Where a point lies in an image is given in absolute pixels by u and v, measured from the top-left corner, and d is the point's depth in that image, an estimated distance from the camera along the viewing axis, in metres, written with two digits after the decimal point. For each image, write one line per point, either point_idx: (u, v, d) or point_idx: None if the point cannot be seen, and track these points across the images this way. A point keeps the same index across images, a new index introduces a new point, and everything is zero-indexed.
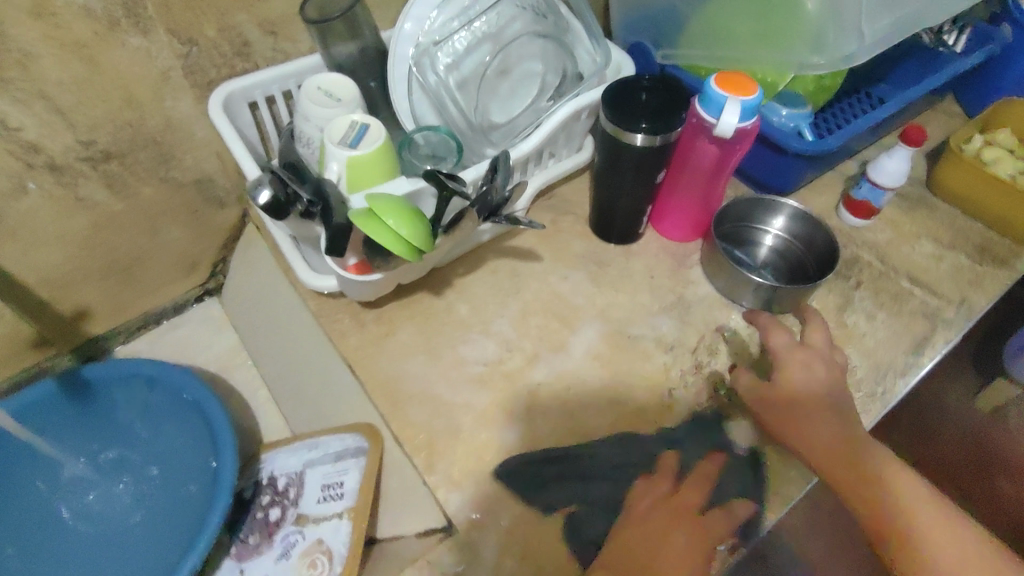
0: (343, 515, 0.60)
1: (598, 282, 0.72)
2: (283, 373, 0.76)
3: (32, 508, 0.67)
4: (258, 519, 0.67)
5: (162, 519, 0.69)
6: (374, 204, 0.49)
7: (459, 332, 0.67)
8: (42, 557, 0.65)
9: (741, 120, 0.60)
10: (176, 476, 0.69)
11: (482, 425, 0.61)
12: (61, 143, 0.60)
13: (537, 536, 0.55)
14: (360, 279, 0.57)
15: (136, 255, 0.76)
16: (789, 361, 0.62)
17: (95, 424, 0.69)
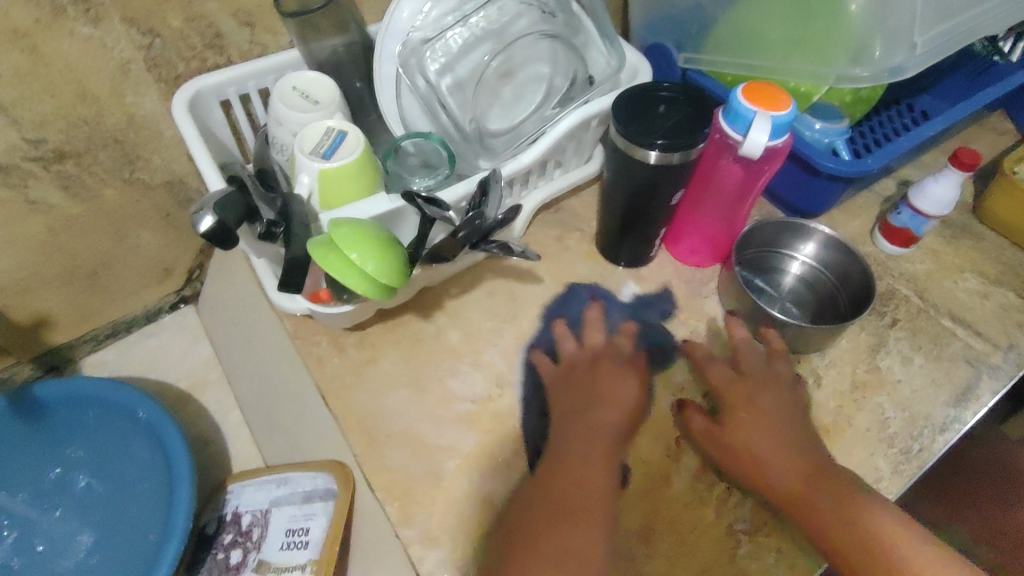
0: (306, 567, 0.54)
1: (606, 309, 0.65)
2: (256, 396, 0.69)
3: None
4: (218, 560, 0.60)
5: (102, 557, 0.63)
6: (336, 233, 0.42)
7: (447, 362, 0.60)
8: None
9: (772, 137, 0.52)
10: (132, 504, 0.63)
11: (467, 473, 0.54)
12: (4, 141, 0.54)
13: None
14: (330, 308, 0.52)
15: (103, 258, 0.69)
16: (736, 398, 0.55)
17: (48, 444, 0.63)
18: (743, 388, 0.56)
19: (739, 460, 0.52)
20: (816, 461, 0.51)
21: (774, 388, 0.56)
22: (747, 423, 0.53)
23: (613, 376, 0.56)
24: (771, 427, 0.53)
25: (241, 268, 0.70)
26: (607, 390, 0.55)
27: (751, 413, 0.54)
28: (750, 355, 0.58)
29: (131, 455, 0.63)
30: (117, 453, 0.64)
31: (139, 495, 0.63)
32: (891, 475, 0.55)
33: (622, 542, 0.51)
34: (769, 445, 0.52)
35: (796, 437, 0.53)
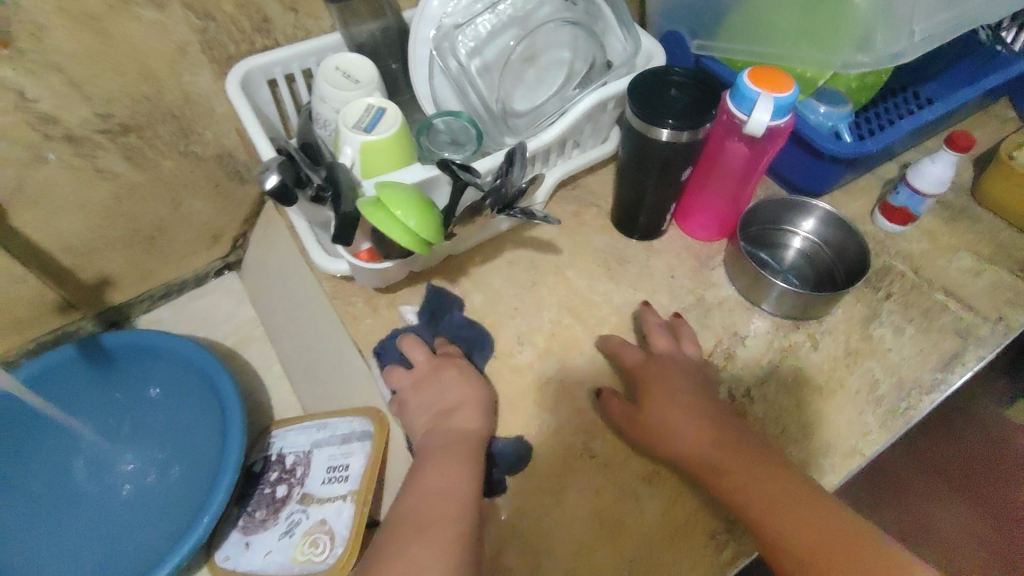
0: (347, 497, 0.61)
1: (616, 278, 0.70)
2: (296, 353, 0.76)
3: (49, 465, 0.68)
4: (265, 494, 0.66)
5: (163, 489, 0.70)
6: (382, 194, 0.48)
7: (471, 322, 0.66)
8: (55, 508, 0.68)
9: (775, 117, 0.57)
10: (189, 444, 0.70)
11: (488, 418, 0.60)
12: (78, 115, 0.61)
13: (538, 531, 0.55)
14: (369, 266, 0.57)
15: (160, 224, 0.75)
16: (648, 378, 0.59)
17: (111, 388, 0.70)
18: (656, 368, 0.60)
19: (654, 440, 0.56)
20: (721, 430, 0.55)
21: (675, 370, 0.59)
22: (657, 403, 0.57)
23: (459, 376, 0.59)
24: (678, 402, 0.57)
25: (283, 235, 0.76)
26: (464, 391, 0.58)
27: (661, 392, 0.58)
28: (660, 336, 0.63)
29: (187, 400, 0.69)
30: (175, 399, 0.71)
31: (194, 438, 0.70)
32: (877, 430, 0.60)
33: (629, 481, 0.58)
34: (679, 422, 0.55)
35: (703, 408, 0.56)
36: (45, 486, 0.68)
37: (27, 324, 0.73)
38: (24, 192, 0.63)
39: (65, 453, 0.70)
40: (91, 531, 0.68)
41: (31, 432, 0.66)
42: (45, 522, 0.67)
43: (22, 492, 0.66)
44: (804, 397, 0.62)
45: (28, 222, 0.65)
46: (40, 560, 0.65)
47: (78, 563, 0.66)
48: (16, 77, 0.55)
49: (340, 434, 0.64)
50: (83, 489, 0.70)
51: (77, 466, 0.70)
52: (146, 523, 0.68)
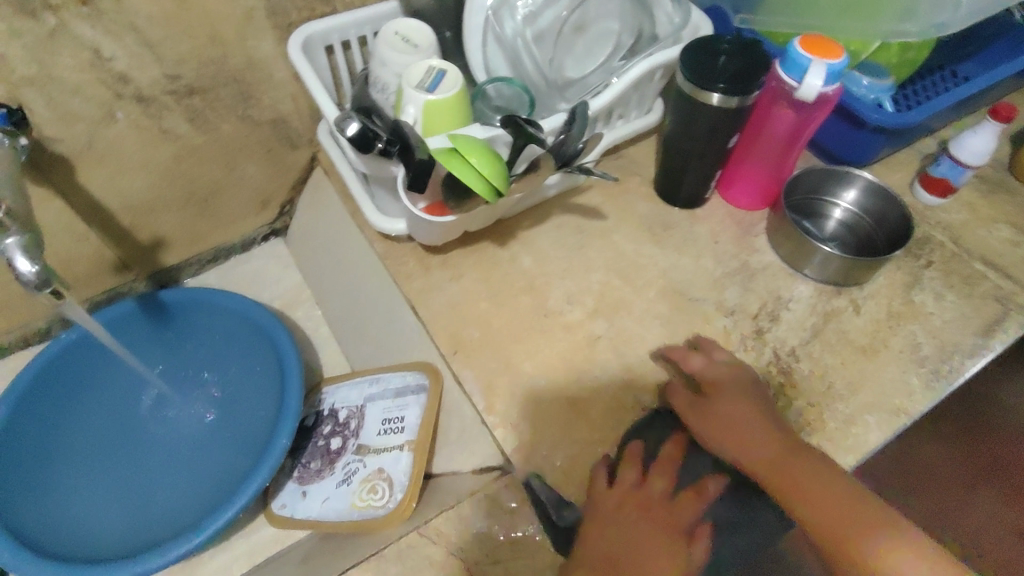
0: (404, 446, 0.61)
1: (661, 243, 0.71)
2: (343, 315, 0.78)
3: (113, 416, 0.70)
4: (319, 446, 0.68)
5: (220, 440, 0.71)
6: (456, 143, 0.51)
7: (521, 281, 0.68)
8: (118, 456, 0.69)
9: (825, 83, 0.58)
10: (243, 398, 0.71)
11: (543, 371, 0.62)
12: (149, 76, 0.63)
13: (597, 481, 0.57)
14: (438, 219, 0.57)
15: (213, 187, 0.77)
16: (715, 377, 0.58)
17: (169, 343, 0.72)
18: (722, 369, 0.59)
19: (713, 430, 0.55)
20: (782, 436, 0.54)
21: (741, 376, 0.58)
22: (725, 402, 0.56)
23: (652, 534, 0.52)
24: (740, 403, 0.56)
25: (333, 201, 0.78)
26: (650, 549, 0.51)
27: (727, 391, 0.57)
28: (720, 350, 0.61)
29: (243, 354, 0.71)
30: (230, 354, 0.72)
31: (249, 391, 0.71)
32: (922, 390, 0.62)
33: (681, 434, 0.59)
34: (744, 416, 0.55)
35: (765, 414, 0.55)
36: (109, 435, 0.70)
37: (86, 281, 0.76)
38: (93, 149, 0.65)
39: (124, 404, 0.71)
40: (152, 479, 0.69)
41: (95, 381, 0.69)
42: (109, 469, 0.68)
43: (86, 438, 0.68)
44: (850, 357, 0.63)
45: (95, 179, 0.67)
46: (104, 505, 0.66)
47: (138, 507, 0.67)
48: (95, 35, 0.57)
49: (394, 387, 0.66)
50: (141, 438, 0.71)
51: (136, 417, 0.72)
52: (204, 474, 0.69)
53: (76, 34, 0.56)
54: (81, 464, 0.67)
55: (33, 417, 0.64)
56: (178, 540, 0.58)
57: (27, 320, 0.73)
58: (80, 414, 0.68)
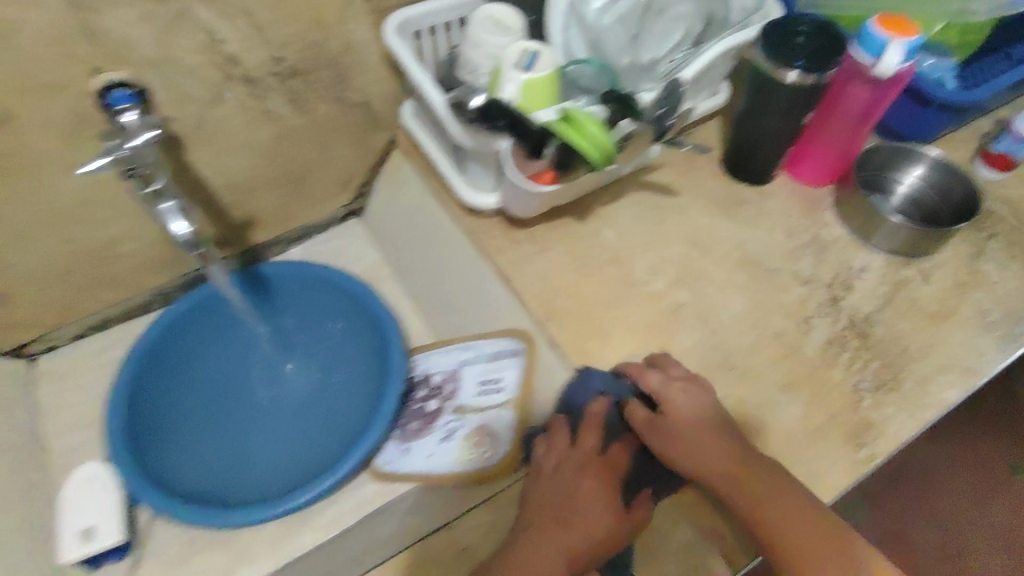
0: (504, 405, 0.69)
1: (733, 218, 0.76)
2: (428, 288, 0.82)
3: (228, 382, 0.75)
4: (417, 408, 0.75)
5: (330, 398, 0.75)
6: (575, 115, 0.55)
7: (606, 255, 0.73)
8: (239, 417, 0.74)
9: (902, 60, 0.62)
10: (349, 356, 0.76)
11: (633, 334, 0.67)
12: (257, 58, 0.67)
13: None
14: (545, 188, 0.62)
15: (304, 168, 0.82)
16: (672, 396, 0.57)
17: (273, 311, 0.76)
18: (680, 386, 0.58)
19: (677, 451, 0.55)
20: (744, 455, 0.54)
21: (702, 395, 0.57)
22: (686, 420, 0.56)
23: (591, 492, 0.56)
24: (700, 420, 0.56)
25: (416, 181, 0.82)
26: (598, 508, 0.55)
27: (682, 407, 0.57)
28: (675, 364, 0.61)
29: (343, 318, 0.75)
30: (331, 318, 0.76)
31: (353, 351, 0.75)
32: (992, 352, 0.65)
33: (765, 390, 0.64)
34: (704, 436, 0.55)
35: (727, 431, 0.56)
36: (228, 400, 0.74)
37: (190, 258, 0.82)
38: (205, 129, 0.70)
39: (236, 371, 0.76)
40: (273, 438, 0.74)
41: (209, 349, 0.74)
42: (232, 430, 0.73)
43: (207, 403, 0.73)
44: (920, 322, 0.67)
45: (203, 159, 0.72)
46: (234, 462, 0.71)
47: (266, 462, 0.72)
48: (213, 19, 0.61)
49: (489, 352, 0.72)
50: (246, 391, 0.75)
51: (241, 371, 0.76)
52: (321, 430, 0.74)
53: (194, 19, 0.60)
54: (194, 414, 0.72)
55: (153, 373, 0.69)
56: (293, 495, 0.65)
57: (136, 291, 0.80)
58: (199, 380, 0.73)
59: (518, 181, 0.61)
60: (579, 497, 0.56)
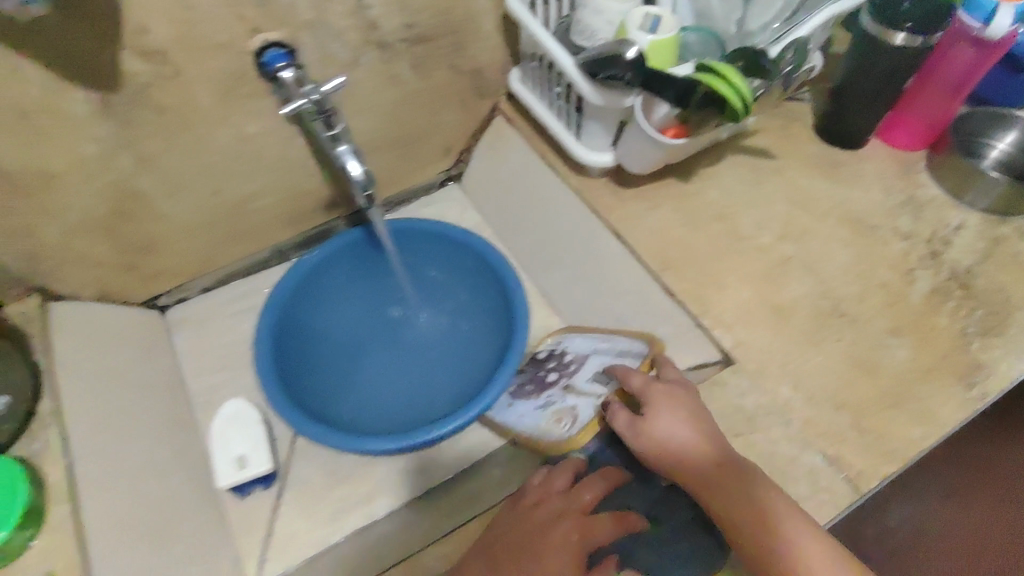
0: (601, 396, 0.65)
1: (831, 179, 0.79)
2: (534, 247, 0.87)
3: (371, 323, 0.82)
4: (537, 375, 0.75)
5: (464, 340, 0.81)
6: (721, 66, 0.58)
7: (712, 211, 0.77)
8: (382, 355, 0.80)
9: (1011, 23, 0.65)
10: (482, 302, 0.80)
11: (744, 283, 0.72)
12: (393, 24, 0.72)
13: (807, 369, 0.66)
14: (672, 142, 0.66)
15: (415, 133, 0.86)
16: (657, 396, 0.59)
17: (403, 260, 0.82)
18: (663, 388, 0.59)
19: (654, 450, 0.57)
20: (714, 456, 0.55)
21: (678, 393, 0.59)
22: (664, 419, 0.57)
23: (559, 541, 0.55)
24: (677, 420, 0.57)
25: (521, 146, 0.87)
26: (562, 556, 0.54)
27: (662, 405, 0.58)
28: (671, 368, 0.62)
29: (469, 267, 0.80)
30: (459, 268, 0.81)
31: (483, 297, 0.80)
32: None
33: (876, 335, 0.67)
34: (679, 432, 0.56)
35: (706, 430, 0.56)
36: (372, 338, 0.81)
37: (308, 217, 0.88)
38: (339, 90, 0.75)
39: (376, 314, 0.82)
40: (414, 375, 0.79)
41: (348, 294, 0.81)
42: (376, 366, 0.80)
43: (351, 342, 0.80)
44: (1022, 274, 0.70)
45: None
46: (378, 395, 0.78)
47: (409, 395, 0.78)
48: None
49: (619, 347, 0.70)
50: (382, 338, 0.81)
51: (377, 313, 0.82)
52: (459, 369, 0.79)
53: None
54: (335, 360, 0.78)
55: (294, 315, 0.76)
56: (438, 425, 0.70)
57: (258, 247, 0.88)
58: (339, 321, 0.80)
59: (653, 134, 0.66)
60: (543, 542, 0.55)
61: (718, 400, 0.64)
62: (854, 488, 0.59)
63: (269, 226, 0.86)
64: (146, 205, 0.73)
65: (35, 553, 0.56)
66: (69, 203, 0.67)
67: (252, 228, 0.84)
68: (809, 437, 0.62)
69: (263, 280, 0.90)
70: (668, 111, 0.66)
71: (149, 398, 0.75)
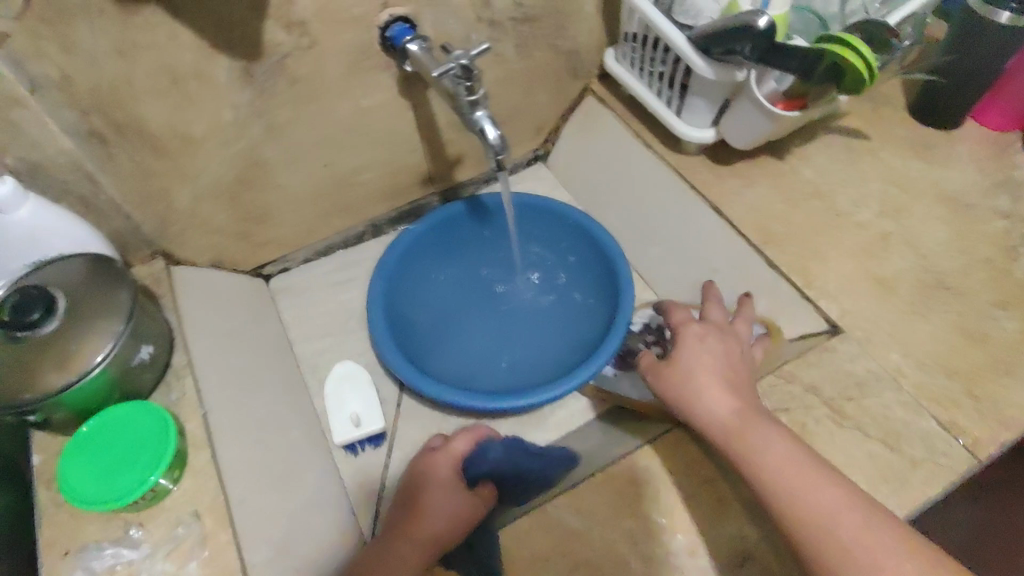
0: None
1: (926, 159, 0.80)
2: (625, 222, 0.89)
3: (479, 296, 0.87)
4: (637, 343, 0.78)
5: (572, 309, 0.85)
6: (849, 38, 0.61)
7: (808, 189, 0.78)
8: (492, 324, 0.85)
9: None
10: (587, 272, 0.84)
11: (845, 257, 0.73)
12: (505, 2, 0.75)
13: (915, 339, 0.67)
14: (783, 115, 0.69)
15: (508, 113, 0.89)
16: (687, 338, 0.64)
17: (502, 237, 0.88)
18: (694, 329, 0.65)
19: (675, 395, 0.60)
20: (728, 404, 0.57)
21: (711, 333, 0.64)
22: (687, 358, 0.61)
23: (432, 477, 0.65)
24: (701, 357, 0.61)
25: (612, 125, 0.90)
26: (436, 484, 0.64)
27: (688, 349, 0.62)
28: (715, 307, 0.68)
29: (569, 239, 0.85)
30: (559, 241, 0.87)
31: (584, 267, 0.85)
32: None
33: (983, 309, 0.68)
34: (704, 364, 0.60)
35: (735, 382, 0.59)
36: (481, 310, 0.87)
37: (403, 192, 0.91)
38: None
39: (482, 287, 0.88)
40: (527, 342, 0.84)
41: (452, 266, 0.88)
42: (487, 333, 0.85)
43: (461, 312, 0.86)
44: None
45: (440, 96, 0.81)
46: (492, 360, 0.82)
47: (523, 360, 0.82)
48: None
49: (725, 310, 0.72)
50: (490, 309, 0.87)
51: (483, 286, 0.88)
52: (570, 334, 0.83)
53: None
54: (446, 329, 0.84)
55: (402, 284, 0.83)
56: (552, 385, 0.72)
57: (357, 220, 0.92)
58: (446, 293, 0.87)
59: (766, 105, 0.69)
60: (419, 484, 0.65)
61: (828, 366, 0.65)
62: (971, 453, 0.60)
63: (367, 201, 0.89)
64: (265, 173, 0.76)
65: (177, 497, 0.59)
66: (201, 170, 0.71)
67: (353, 201, 0.88)
68: (922, 405, 0.63)
69: (360, 254, 0.94)
70: (777, 86, 0.69)
71: (263, 358, 0.78)
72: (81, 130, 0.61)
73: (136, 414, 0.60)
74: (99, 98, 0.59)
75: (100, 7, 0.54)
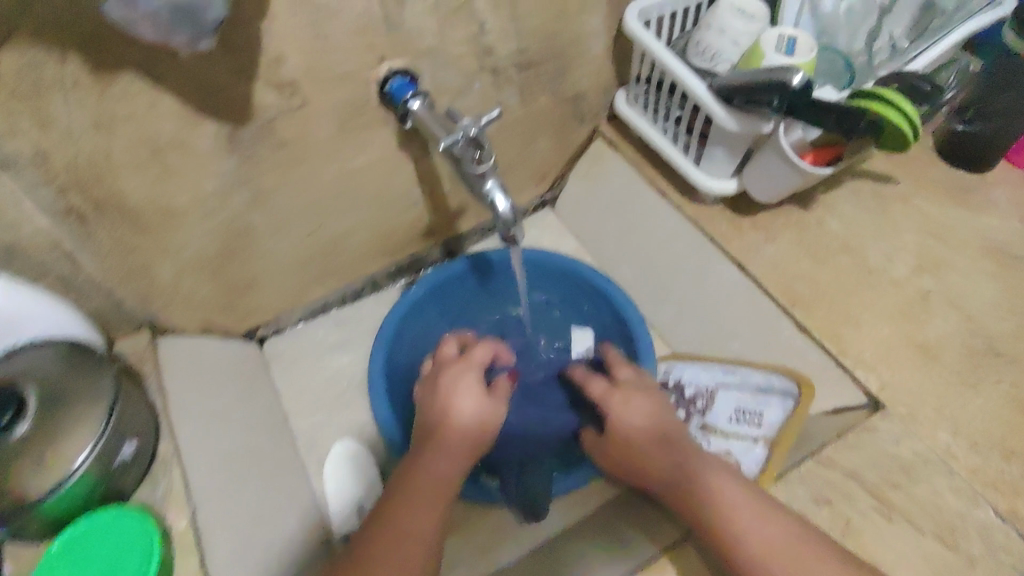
0: (759, 441, 0.62)
1: (967, 205, 0.74)
2: (639, 274, 0.85)
3: None
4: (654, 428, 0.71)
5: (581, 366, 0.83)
6: (885, 95, 0.57)
7: (836, 243, 0.73)
8: None
9: None
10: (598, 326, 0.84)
11: (883, 320, 0.67)
12: (507, 48, 0.70)
13: (965, 416, 0.61)
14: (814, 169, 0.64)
15: (511, 161, 0.85)
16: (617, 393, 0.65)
17: (505, 292, 0.86)
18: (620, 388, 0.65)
19: (625, 462, 0.60)
20: (685, 461, 0.56)
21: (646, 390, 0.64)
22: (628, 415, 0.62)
23: (456, 386, 0.61)
24: (639, 410, 0.62)
25: (618, 169, 0.85)
26: (464, 387, 0.62)
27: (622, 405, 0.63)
28: (626, 367, 0.69)
29: (578, 293, 0.84)
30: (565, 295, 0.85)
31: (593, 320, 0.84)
32: None
33: None
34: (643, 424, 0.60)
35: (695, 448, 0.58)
36: None
37: (401, 246, 0.86)
38: None
39: None
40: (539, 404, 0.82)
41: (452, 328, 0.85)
42: None
43: None
44: None
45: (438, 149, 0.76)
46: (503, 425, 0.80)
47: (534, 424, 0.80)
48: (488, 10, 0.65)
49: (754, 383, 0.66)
50: None
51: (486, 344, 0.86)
52: None
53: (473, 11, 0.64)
54: None
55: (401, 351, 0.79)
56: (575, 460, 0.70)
57: (353, 277, 0.87)
58: None
59: (795, 158, 0.64)
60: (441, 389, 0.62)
61: (871, 448, 0.59)
62: None
63: (363, 258, 0.84)
64: (254, 239, 0.72)
65: None
66: (186, 242, 0.66)
67: (348, 259, 0.83)
68: (978, 492, 0.57)
69: (359, 311, 0.90)
70: (804, 135, 0.64)
71: (256, 435, 0.74)
72: (58, 209, 0.56)
73: (115, 522, 0.54)
74: (76, 173, 0.55)
75: (74, 77, 0.49)
